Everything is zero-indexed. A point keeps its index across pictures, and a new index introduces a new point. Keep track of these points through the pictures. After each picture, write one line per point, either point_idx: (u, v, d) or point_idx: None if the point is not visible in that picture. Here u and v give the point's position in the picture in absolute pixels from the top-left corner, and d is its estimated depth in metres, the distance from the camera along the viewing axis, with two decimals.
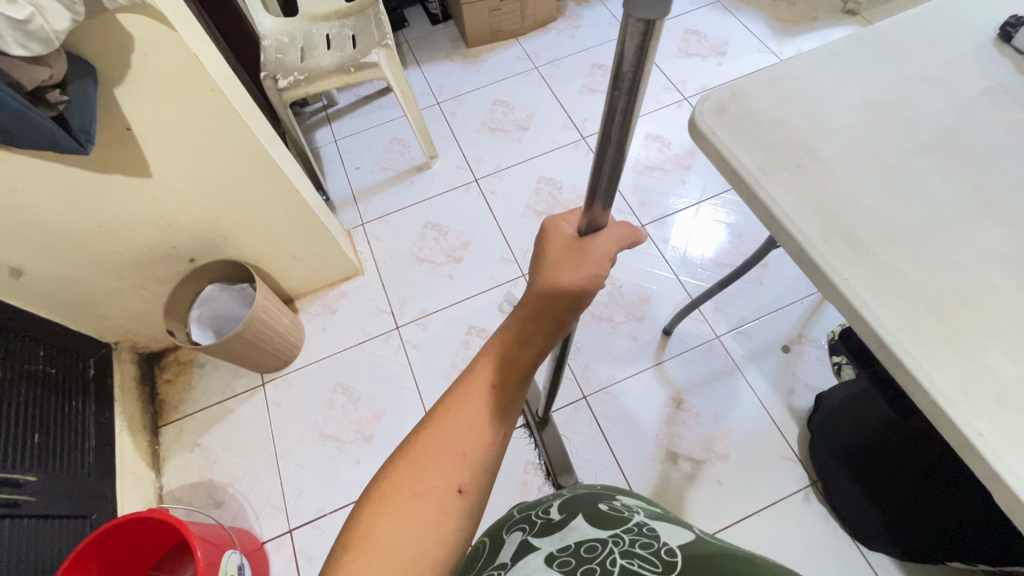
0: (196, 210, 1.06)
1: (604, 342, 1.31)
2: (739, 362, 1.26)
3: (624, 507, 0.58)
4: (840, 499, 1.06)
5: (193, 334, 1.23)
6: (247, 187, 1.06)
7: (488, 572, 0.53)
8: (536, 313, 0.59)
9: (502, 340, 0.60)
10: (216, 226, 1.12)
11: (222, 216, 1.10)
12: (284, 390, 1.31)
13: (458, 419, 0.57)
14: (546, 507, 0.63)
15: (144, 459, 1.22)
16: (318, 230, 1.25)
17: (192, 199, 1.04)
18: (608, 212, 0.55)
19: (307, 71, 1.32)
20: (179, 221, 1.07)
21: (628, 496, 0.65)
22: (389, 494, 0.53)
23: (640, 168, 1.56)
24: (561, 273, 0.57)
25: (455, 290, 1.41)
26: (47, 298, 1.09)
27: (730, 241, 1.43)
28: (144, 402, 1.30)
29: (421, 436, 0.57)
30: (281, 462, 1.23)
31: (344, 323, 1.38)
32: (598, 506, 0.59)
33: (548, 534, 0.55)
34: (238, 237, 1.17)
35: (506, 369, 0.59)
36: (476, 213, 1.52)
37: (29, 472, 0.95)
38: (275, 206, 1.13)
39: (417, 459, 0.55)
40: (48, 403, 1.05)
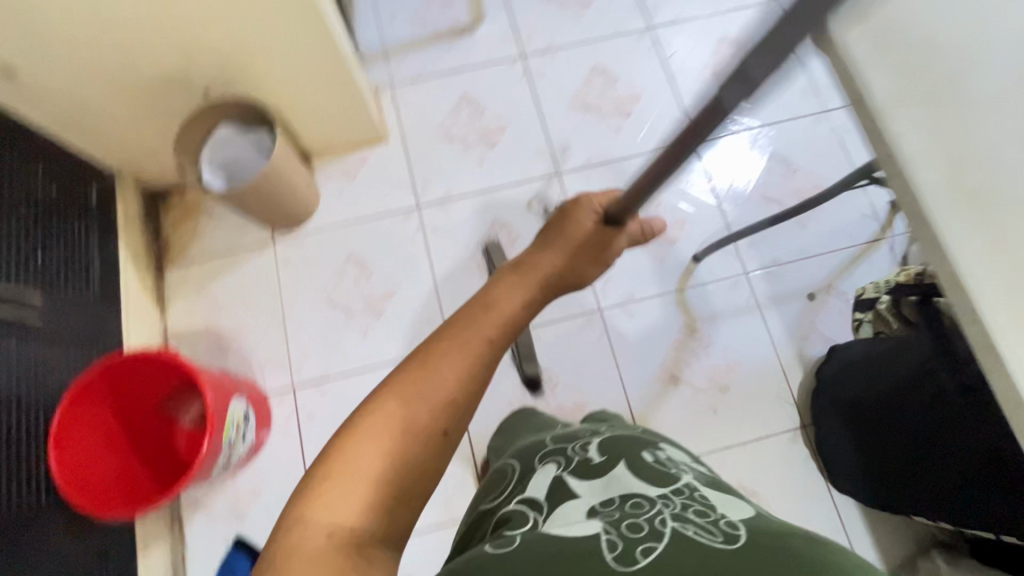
0: (215, 32, 0.93)
1: (631, 259, 1.26)
2: (760, 303, 1.23)
3: (669, 462, 0.58)
4: (835, 458, 1.08)
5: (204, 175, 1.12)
6: (262, 14, 0.92)
7: (519, 505, 0.55)
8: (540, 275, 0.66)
9: (507, 296, 0.62)
10: (236, 57, 0.99)
11: (244, 44, 0.97)
12: (295, 251, 1.27)
13: (452, 361, 0.54)
14: (584, 443, 0.63)
15: (149, 296, 1.20)
16: (340, 86, 1.11)
17: (210, 15, 0.90)
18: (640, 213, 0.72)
19: None
20: (194, 41, 0.94)
21: (670, 448, 0.66)
22: (372, 420, 0.50)
23: (705, 75, 1.39)
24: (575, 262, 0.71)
25: (484, 178, 1.32)
26: (42, 105, 0.98)
27: (783, 175, 1.32)
28: (148, 239, 1.25)
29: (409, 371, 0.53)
30: (289, 321, 1.22)
31: (362, 192, 1.31)
32: (643, 456, 0.58)
33: (589, 478, 0.55)
34: (259, 75, 1.04)
35: (506, 318, 0.60)
36: (519, 94, 1.38)
37: (29, 292, 0.92)
38: (294, 46, 0.99)
39: (404, 393, 0.52)
40: (50, 224, 1.00)
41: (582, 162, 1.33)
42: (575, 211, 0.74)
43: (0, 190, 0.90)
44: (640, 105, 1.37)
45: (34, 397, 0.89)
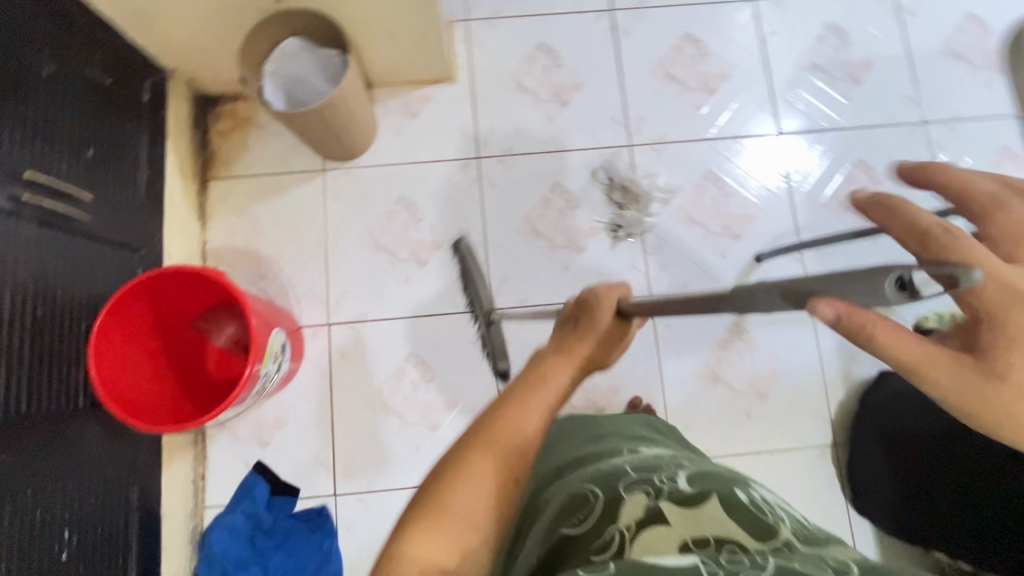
0: None
1: (691, 248, 1.20)
2: (815, 315, 1.19)
3: (764, 507, 0.62)
4: (860, 478, 1.08)
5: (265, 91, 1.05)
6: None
7: (610, 529, 0.60)
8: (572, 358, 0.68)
9: (554, 380, 0.65)
10: None
11: None
12: (345, 184, 1.21)
13: (526, 416, 0.60)
14: (670, 475, 0.68)
15: (191, 208, 1.16)
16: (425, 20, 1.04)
17: None
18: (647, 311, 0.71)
19: None
20: None
21: (756, 488, 0.69)
22: (463, 472, 0.56)
23: (802, 62, 1.29)
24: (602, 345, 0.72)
25: (551, 138, 1.24)
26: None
27: (865, 185, 1.24)
28: (195, 148, 1.19)
29: (478, 433, 0.59)
30: (330, 256, 1.19)
31: (422, 132, 1.24)
32: (735, 499, 0.62)
33: (683, 510, 0.60)
34: None
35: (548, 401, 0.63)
36: (602, 51, 1.28)
37: (80, 189, 0.87)
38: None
39: (476, 453, 0.57)
40: (102, 118, 0.94)
41: (656, 137, 1.25)
42: (598, 300, 0.74)
43: (54, 73, 0.84)
44: (728, 84, 1.28)
45: (74, 297, 0.86)
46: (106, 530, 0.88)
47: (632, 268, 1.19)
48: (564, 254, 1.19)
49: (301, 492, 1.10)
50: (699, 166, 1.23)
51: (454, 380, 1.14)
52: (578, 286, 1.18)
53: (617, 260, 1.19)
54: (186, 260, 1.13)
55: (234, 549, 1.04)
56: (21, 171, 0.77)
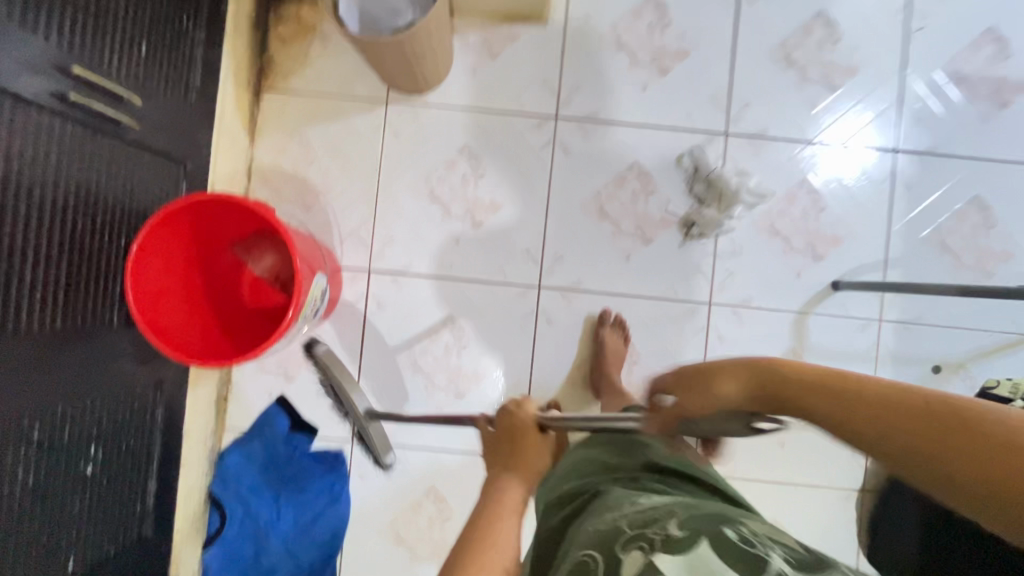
0: None
1: (765, 261, 1.10)
2: (879, 358, 1.11)
3: (755, 539, 0.54)
4: None
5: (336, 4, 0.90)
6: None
7: None
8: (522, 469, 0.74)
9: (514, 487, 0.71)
10: None
11: None
12: (407, 122, 1.11)
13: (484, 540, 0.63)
14: (660, 522, 0.59)
15: (241, 119, 1.07)
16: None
17: None
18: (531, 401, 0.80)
19: None
20: None
21: (745, 518, 0.61)
22: None
23: (945, 70, 1.11)
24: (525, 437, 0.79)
25: (640, 109, 1.11)
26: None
27: (975, 226, 1.11)
28: (253, 51, 1.08)
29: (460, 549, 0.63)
30: (381, 198, 1.11)
31: (500, 77, 1.11)
32: (727, 534, 0.55)
33: (676, 560, 0.51)
34: None
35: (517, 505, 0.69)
36: (718, 16, 1.12)
37: (131, 89, 0.79)
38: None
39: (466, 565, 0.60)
40: (159, 8, 0.83)
41: (757, 129, 1.11)
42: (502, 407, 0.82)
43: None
44: (853, 81, 1.12)
45: (115, 206, 0.80)
46: (130, 444, 0.88)
47: (696, 270, 1.10)
48: (627, 241, 1.10)
49: (319, 432, 1.10)
50: (796, 171, 1.11)
51: (487, 352, 1.10)
52: (635, 279, 1.10)
53: (683, 258, 1.10)
54: (231, 177, 1.06)
55: (249, 475, 1.07)
56: (71, 63, 0.69)
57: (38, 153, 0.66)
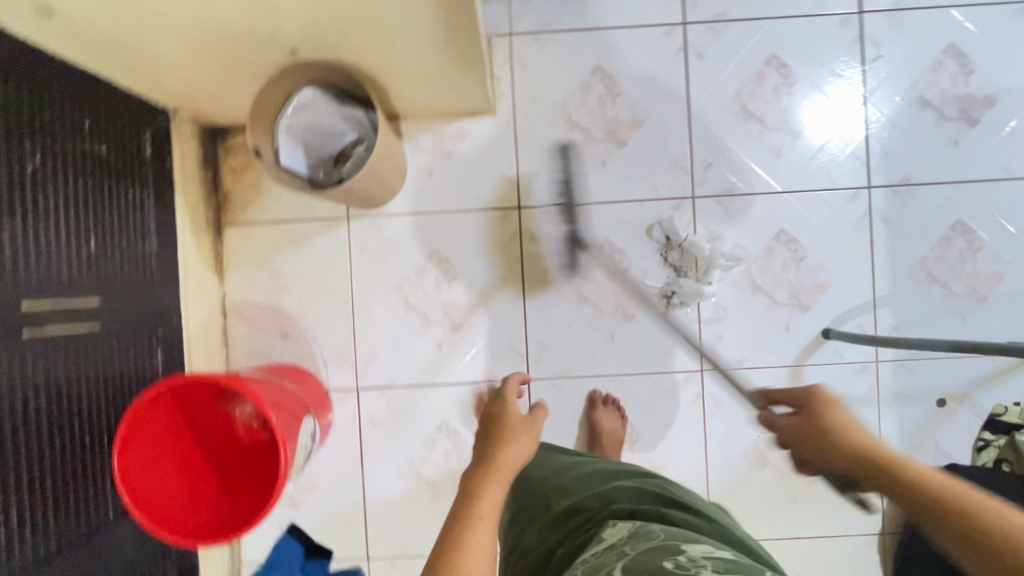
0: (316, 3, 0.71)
1: (751, 319, 1.09)
2: (881, 398, 1.09)
3: (690, 566, 0.59)
4: None
5: (279, 152, 0.94)
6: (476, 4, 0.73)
7: None
8: (522, 432, 0.80)
9: (518, 446, 0.78)
10: (338, 25, 0.77)
11: (350, 14, 0.74)
12: (370, 235, 1.11)
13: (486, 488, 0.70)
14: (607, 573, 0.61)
15: (206, 261, 1.07)
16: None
17: None
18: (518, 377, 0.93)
19: None
20: (283, 11, 0.72)
21: (688, 543, 0.65)
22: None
23: (909, 96, 1.08)
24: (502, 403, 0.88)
25: (603, 186, 1.10)
26: (111, 46, 0.76)
27: (962, 252, 1.08)
28: (207, 191, 1.08)
29: (468, 513, 0.67)
30: (357, 316, 1.11)
31: (456, 174, 1.10)
32: (664, 565, 0.59)
33: None
34: (359, 43, 0.81)
35: (516, 465, 0.76)
36: (668, 79, 1.09)
37: (87, 290, 0.81)
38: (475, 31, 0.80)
39: (467, 544, 0.63)
40: (101, 199, 0.85)
41: (723, 187, 1.09)
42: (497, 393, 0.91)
43: (43, 166, 0.74)
44: (818, 119, 1.08)
45: (95, 405, 0.82)
46: None
47: (683, 339, 1.09)
48: (610, 321, 1.09)
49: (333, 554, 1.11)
50: (772, 224, 1.08)
51: None
52: (624, 357, 1.09)
53: (669, 328, 1.09)
54: (206, 322, 1.07)
55: None
56: (22, 299, 0.70)
57: (16, 397, 0.69)
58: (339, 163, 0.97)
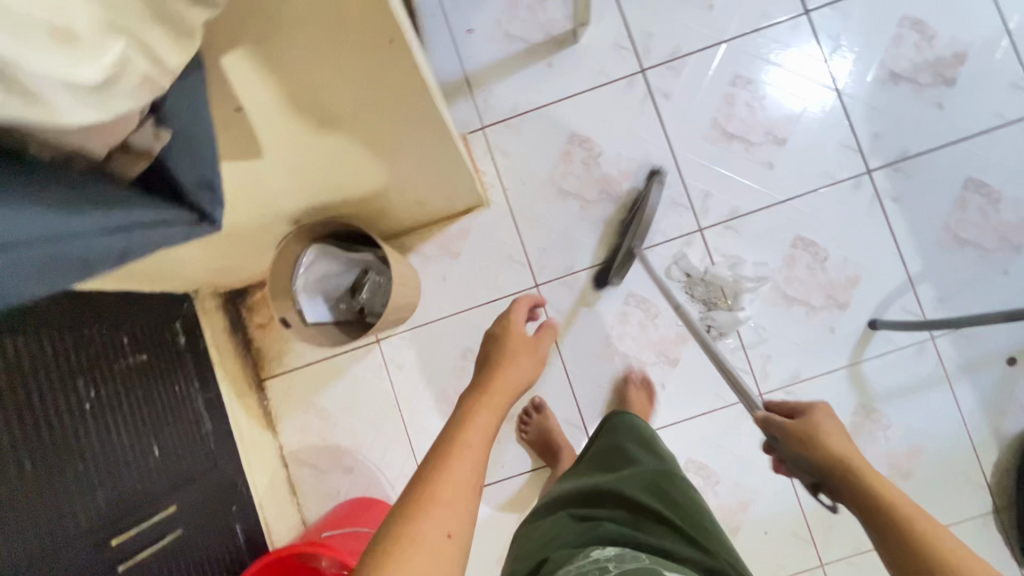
0: (312, 176, 0.76)
1: (794, 331, 1.08)
2: (949, 373, 1.06)
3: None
4: None
5: (303, 311, 0.96)
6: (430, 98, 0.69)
7: None
8: (522, 353, 0.81)
9: (519, 366, 0.79)
10: (336, 186, 0.82)
11: (344, 174, 0.79)
12: (404, 352, 1.13)
13: (485, 403, 0.70)
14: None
15: (257, 420, 1.10)
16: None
17: (308, 164, 0.73)
18: (535, 296, 0.96)
19: None
20: (282, 194, 0.77)
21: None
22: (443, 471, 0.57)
23: (880, 75, 1.09)
24: (516, 312, 0.88)
25: (612, 243, 1.11)
26: (134, 276, 0.81)
27: (982, 208, 1.06)
28: (241, 353, 1.11)
29: (458, 423, 0.65)
30: (412, 432, 1.12)
31: (469, 271, 1.13)
32: None
33: None
34: (356, 193, 0.87)
35: (516, 388, 0.76)
36: (643, 125, 1.12)
37: (162, 498, 0.84)
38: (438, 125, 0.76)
39: (452, 453, 0.60)
40: (153, 404, 0.88)
41: (727, 212, 1.09)
42: (509, 316, 0.90)
43: (93, 407, 0.78)
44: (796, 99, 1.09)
45: None
46: None
47: (734, 368, 1.08)
48: (656, 371, 1.09)
49: None
50: (785, 233, 1.08)
51: None
52: (680, 401, 1.09)
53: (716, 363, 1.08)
54: (272, 479, 1.08)
55: None
56: (108, 537, 0.74)
57: None
58: (355, 293, 1.00)
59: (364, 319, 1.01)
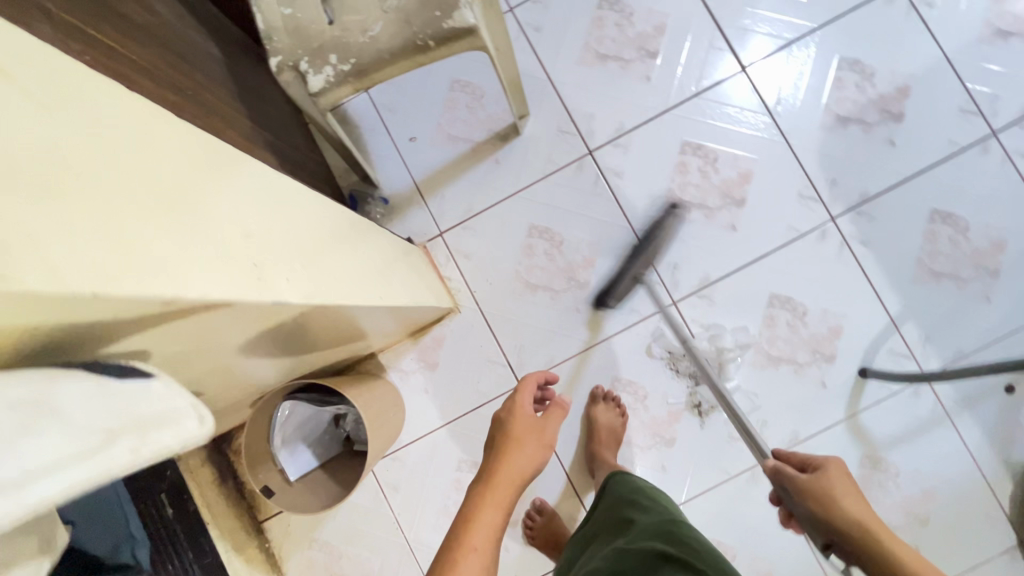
0: (251, 372, 0.66)
1: (786, 391, 1.06)
2: (949, 410, 1.04)
3: None
4: None
5: (286, 470, 0.93)
6: (239, 250, 0.36)
7: None
8: (527, 439, 0.77)
9: (525, 456, 0.75)
10: (277, 363, 0.71)
11: (282, 353, 0.68)
12: (398, 472, 1.11)
13: (485, 511, 0.65)
14: None
15: (260, 569, 1.07)
16: (326, 224, 0.58)
17: (236, 370, 0.61)
18: (535, 373, 0.89)
19: (352, 53, 0.73)
20: (222, 395, 0.68)
21: None
22: None
23: (827, 119, 1.08)
24: (517, 396, 0.83)
25: (589, 330, 1.09)
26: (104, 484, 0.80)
27: (952, 238, 1.05)
28: (234, 501, 1.09)
29: (453, 546, 0.60)
30: (418, 553, 1.09)
31: (451, 379, 1.11)
32: None
33: None
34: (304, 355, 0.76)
35: (519, 481, 0.72)
36: (599, 207, 1.10)
37: None
38: (290, 270, 0.42)
39: None
40: None
41: (698, 281, 1.08)
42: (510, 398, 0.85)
43: None
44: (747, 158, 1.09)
45: None
46: None
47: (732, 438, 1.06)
48: (654, 453, 1.07)
49: None
50: (760, 293, 1.07)
51: None
52: (683, 482, 1.06)
53: (713, 436, 1.06)
54: None
55: None
56: None
57: None
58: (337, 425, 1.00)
59: (351, 448, 1.01)
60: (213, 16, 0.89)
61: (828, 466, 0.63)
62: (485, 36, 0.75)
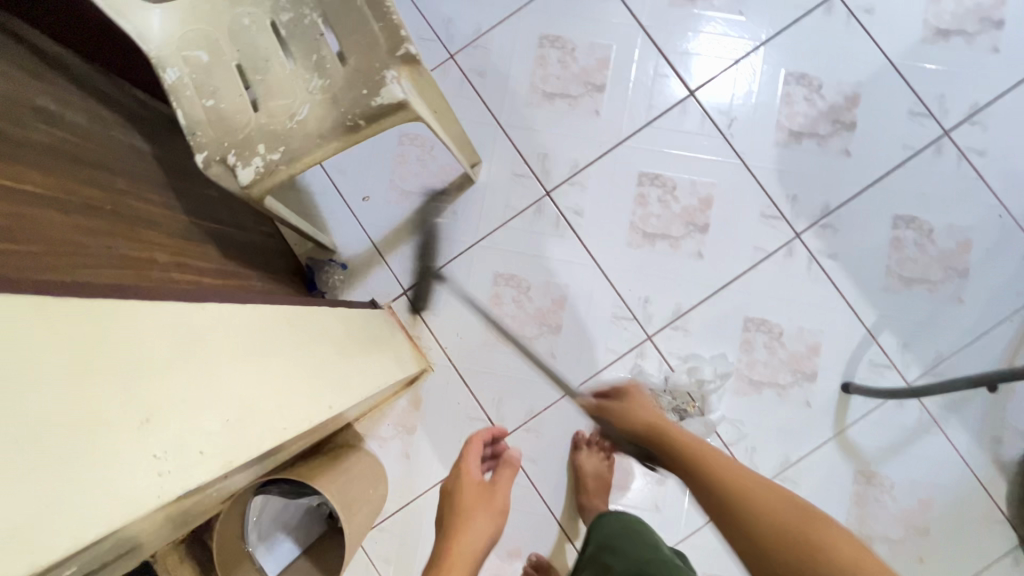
0: (216, 496, 0.66)
1: (771, 415, 1.04)
2: (936, 416, 1.03)
3: None
4: None
5: (267, 567, 0.87)
6: (124, 425, 0.39)
7: None
8: (479, 508, 0.79)
9: (477, 530, 0.76)
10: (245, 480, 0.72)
11: (248, 474, 0.69)
12: (388, 544, 1.07)
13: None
14: None
15: None
16: (259, 340, 0.60)
17: (204, 500, 0.63)
18: (483, 432, 0.94)
19: (280, 142, 0.71)
20: (191, 517, 0.69)
21: None
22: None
23: (781, 136, 1.07)
24: (466, 458, 0.87)
25: (567, 374, 1.07)
26: None
27: (918, 242, 1.04)
28: None
29: None
30: None
31: (432, 441, 1.08)
32: None
33: None
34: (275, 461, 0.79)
35: (477, 555, 0.72)
36: (562, 248, 1.08)
37: None
38: (193, 438, 0.45)
39: None
40: None
41: (671, 313, 1.06)
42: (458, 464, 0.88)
43: None
44: (705, 184, 1.08)
45: None
46: None
47: None
48: (646, 494, 1.05)
49: None
50: (734, 319, 1.05)
51: None
52: (679, 521, 1.04)
53: None
54: None
55: None
56: None
57: None
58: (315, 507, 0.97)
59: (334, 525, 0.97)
60: (138, 102, 0.86)
61: (630, 395, 0.77)
62: (418, 107, 0.73)
